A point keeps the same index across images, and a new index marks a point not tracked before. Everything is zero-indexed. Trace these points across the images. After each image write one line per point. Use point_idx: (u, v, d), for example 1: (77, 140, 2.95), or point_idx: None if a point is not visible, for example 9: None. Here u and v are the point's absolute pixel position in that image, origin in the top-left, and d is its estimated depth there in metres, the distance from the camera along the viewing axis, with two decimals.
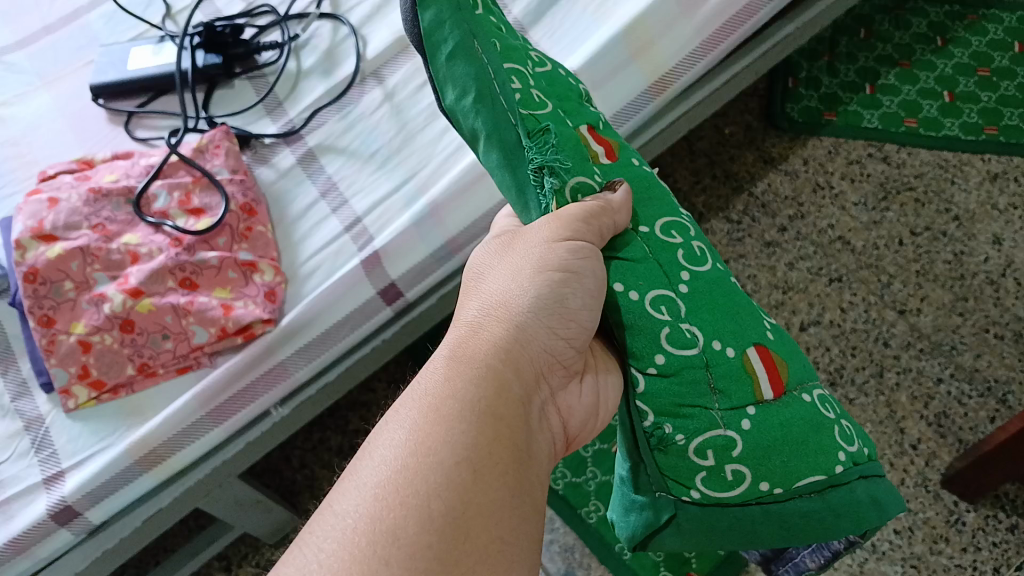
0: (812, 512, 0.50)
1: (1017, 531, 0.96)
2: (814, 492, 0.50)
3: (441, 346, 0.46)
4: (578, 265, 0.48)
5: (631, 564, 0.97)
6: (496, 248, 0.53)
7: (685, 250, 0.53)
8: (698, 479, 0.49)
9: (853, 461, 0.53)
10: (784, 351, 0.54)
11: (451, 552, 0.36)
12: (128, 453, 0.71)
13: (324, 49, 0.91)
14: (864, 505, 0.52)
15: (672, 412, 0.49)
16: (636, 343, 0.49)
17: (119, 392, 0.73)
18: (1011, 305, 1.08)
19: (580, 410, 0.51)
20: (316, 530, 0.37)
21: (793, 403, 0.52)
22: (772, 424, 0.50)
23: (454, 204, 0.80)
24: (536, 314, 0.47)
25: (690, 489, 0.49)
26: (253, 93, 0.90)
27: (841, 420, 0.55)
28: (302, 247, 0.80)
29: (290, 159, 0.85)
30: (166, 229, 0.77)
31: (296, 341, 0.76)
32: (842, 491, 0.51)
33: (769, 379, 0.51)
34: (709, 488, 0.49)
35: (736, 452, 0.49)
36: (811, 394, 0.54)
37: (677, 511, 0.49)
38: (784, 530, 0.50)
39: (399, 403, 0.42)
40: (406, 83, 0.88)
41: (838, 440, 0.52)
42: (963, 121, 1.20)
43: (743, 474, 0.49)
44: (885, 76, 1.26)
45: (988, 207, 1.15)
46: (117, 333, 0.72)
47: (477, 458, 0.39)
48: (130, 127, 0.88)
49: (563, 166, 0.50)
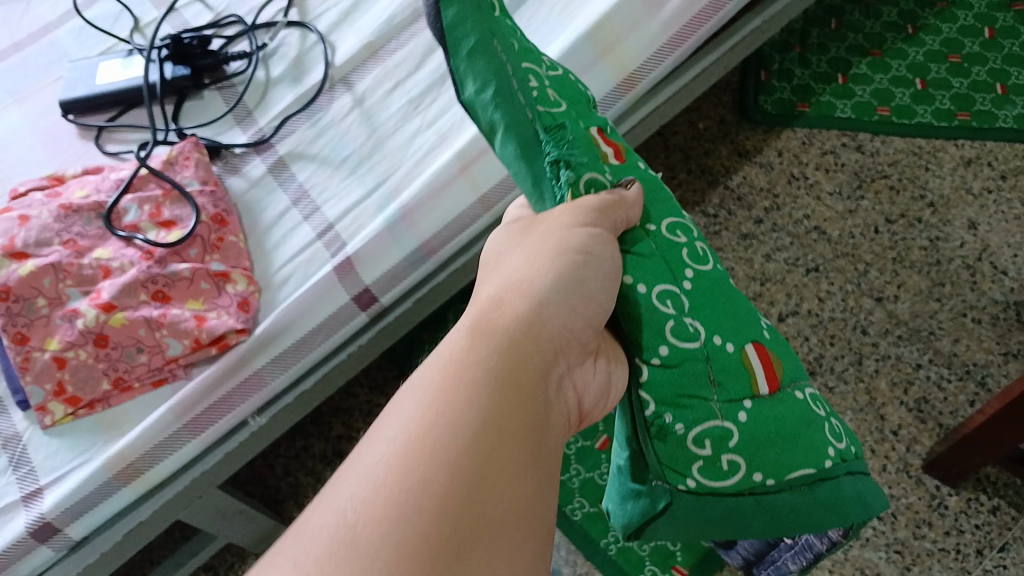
0: (800, 504, 0.50)
1: (999, 513, 0.96)
2: (804, 485, 0.51)
3: (462, 321, 0.46)
4: (596, 249, 0.47)
5: (616, 559, 0.97)
6: (514, 234, 0.51)
7: (690, 249, 0.53)
8: (694, 468, 0.49)
9: (841, 457, 0.53)
10: (778, 348, 0.54)
11: (455, 535, 0.35)
12: (105, 468, 0.71)
13: (293, 56, 0.92)
14: (851, 501, 0.52)
15: (672, 403, 0.48)
16: (642, 334, 0.49)
17: (95, 407, 0.73)
18: (987, 289, 1.09)
19: (594, 390, 0.49)
20: (321, 508, 0.37)
21: (785, 400, 0.52)
22: (766, 418, 0.50)
23: (426, 208, 0.81)
24: (557, 293, 0.46)
25: (685, 478, 0.49)
26: (223, 103, 0.90)
27: (830, 418, 0.55)
28: (274, 256, 0.81)
29: (261, 167, 0.85)
30: (137, 242, 0.77)
31: (271, 350, 0.76)
32: (830, 485, 0.51)
33: (765, 376, 0.51)
34: (704, 477, 0.49)
35: (732, 443, 0.49)
36: (803, 392, 0.54)
37: (673, 500, 0.48)
38: (773, 521, 0.50)
39: (414, 381, 0.42)
40: (377, 87, 0.88)
41: (827, 436, 0.53)
42: (935, 108, 1.21)
43: (738, 464, 0.49)
44: (857, 66, 1.26)
45: (962, 191, 1.16)
46: (92, 347, 0.72)
47: (486, 438, 0.39)
48: (100, 141, 0.88)
49: (579, 160, 0.51)
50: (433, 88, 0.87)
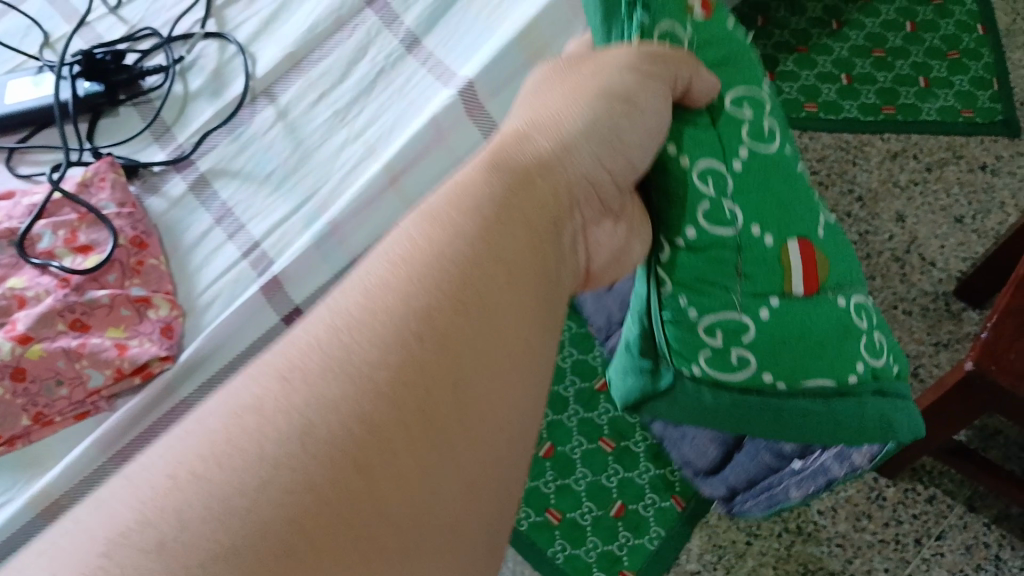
0: (811, 411, 0.59)
1: (935, 501, 0.98)
2: (819, 396, 0.59)
3: (490, 152, 0.46)
4: (637, 95, 0.46)
5: (563, 567, 0.97)
6: (551, 74, 0.50)
7: (753, 126, 0.51)
8: (702, 357, 0.57)
9: (871, 375, 0.60)
10: (831, 251, 0.56)
11: (409, 420, 0.35)
12: (29, 507, 0.69)
13: (211, 69, 0.88)
14: (865, 418, 0.60)
15: (691, 287, 0.54)
16: (674, 211, 0.51)
17: (15, 444, 0.70)
18: (917, 280, 1.11)
19: (606, 246, 0.50)
20: (311, 329, 0.38)
21: (820, 306, 0.55)
22: (790, 320, 0.54)
23: (354, 223, 0.79)
24: (587, 138, 0.46)
25: (692, 365, 0.58)
26: (140, 120, 0.87)
27: (873, 331, 0.60)
28: (198, 278, 0.78)
29: (182, 186, 0.82)
30: (53, 270, 0.73)
31: (197, 377, 0.74)
32: (849, 403, 0.59)
33: (802, 276, 0.54)
34: (709, 367, 0.58)
35: (747, 337, 0.55)
36: (845, 299, 0.57)
37: (676, 380, 0.60)
38: (787, 424, 0.61)
39: (435, 215, 0.42)
40: (300, 99, 0.85)
41: (859, 351, 0.58)
42: (861, 103, 1.23)
43: (748, 361, 0.57)
44: (783, 62, 1.27)
45: (890, 184, 1.18)
46: (9, 382, 0.68)
47: (472, 308, 0.39)
48: (11, 164, 0.84)
49: (660, 4, 0.48)
50: (358, 99, 0.85)
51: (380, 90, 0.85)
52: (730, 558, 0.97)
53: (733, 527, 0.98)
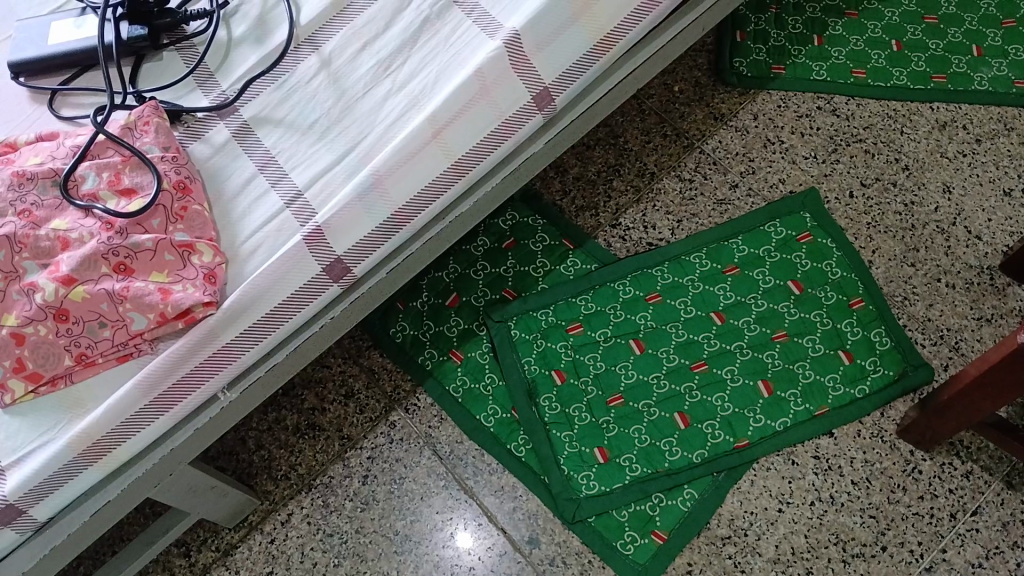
0: (719, 439, 0.99)
1: (972, 477, 0.97)
2: (720, 429, 0.99)
3: None
4: None
5: (595, 526, 0.96)
6: None
7: None
8: (582, 474, 0.98)
9: (760, 431, 0.99)
10: (698, 432, 0.99)
11: None
12: (69, 447, 0.68)
13: (255, 16, 0.87)
14: (753, 438, 0.99)
15: None
16: None
17: (58, 385, 0.70)
18: (961, 254, 1.09)
19: None
20: None
21: (694, 435, 0.99)
22: (633, 490, 0.97)
23: (397, 175, 0.78)
24: None
25: (580, 468, 0.98)
26: (183, 64, 0.85)
27: (733, 465, 0.98)
28: (241, 226, 0.77)
29: (225, 133, 0.81)
30: (96, 212, 0.72)
31: (239, 324, 0.73)
32: (755, 431, 0.99)
33: (681, 421, 1.00)
34: (587, 488, 0.97)
35: (611, 463, 0.98)
36: (726, 406, 1.00)
37: (577, 461, 0.99)
38: (704, 437, 0.99)
39: None
40: (344, 47, 0.84)
41: (723, 425, 0.99)
42: (911, 70, 1.21)
43: (602, 492, 0.97)
44: (832, 27, 1.24)
45: (937, 154, 1.16)
46: (52, 323, 0.68)
47: None
48: (54, 106, 0.83)
49: None
50: (402, 50, 0.84)
51: (426, 41, 0.84)
52: (761, 525, 0.97)
53: (765, 494, 0.98)
